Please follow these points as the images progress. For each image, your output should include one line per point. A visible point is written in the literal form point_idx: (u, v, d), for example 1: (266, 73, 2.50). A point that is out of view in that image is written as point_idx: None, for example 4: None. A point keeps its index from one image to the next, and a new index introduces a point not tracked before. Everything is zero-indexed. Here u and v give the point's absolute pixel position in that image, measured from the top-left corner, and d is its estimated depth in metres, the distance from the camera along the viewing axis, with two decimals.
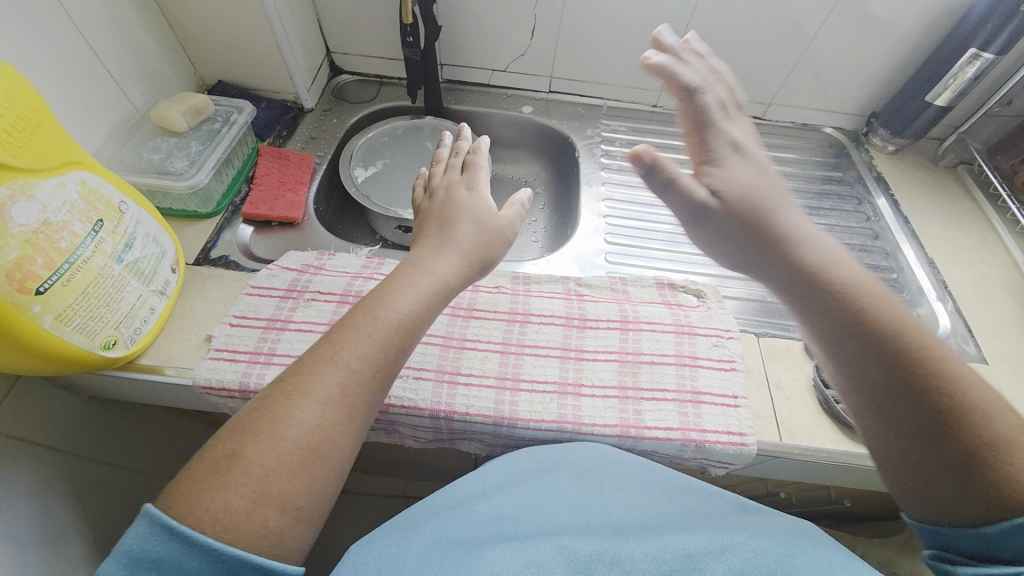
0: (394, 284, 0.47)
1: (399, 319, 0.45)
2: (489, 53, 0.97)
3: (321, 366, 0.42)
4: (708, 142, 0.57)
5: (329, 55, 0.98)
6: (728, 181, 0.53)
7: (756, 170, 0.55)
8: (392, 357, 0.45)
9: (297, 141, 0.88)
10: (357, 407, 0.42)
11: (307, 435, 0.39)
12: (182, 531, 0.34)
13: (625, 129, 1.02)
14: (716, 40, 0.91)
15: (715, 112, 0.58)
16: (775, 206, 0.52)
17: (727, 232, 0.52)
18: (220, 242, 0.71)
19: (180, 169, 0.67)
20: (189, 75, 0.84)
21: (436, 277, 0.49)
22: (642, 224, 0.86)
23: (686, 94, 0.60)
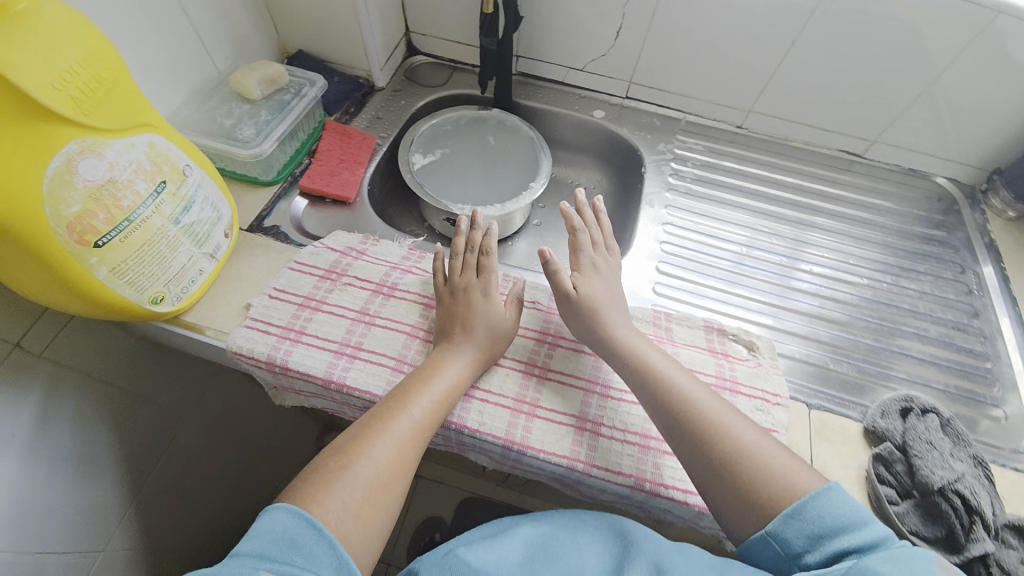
0: (451, 351, 0.59)
1: (456, 379, 0.57)
2: (569, 50, 0.92)
3: (396, 411, 0.53)
4: (579, 258, 0.68)
5: (408, 35, 0.97)
6: (590, 284, 0.65)
7: (610, 277, 0.68)
8: (448, 409, 0.55)
9: (363, 119, 0.88)
10: (422, 446, 0.53)
11: (386, 463, 0.49)
12: (317, 524, 0.43)
13: (701, 148, 0.94)
14: (820, 64, 0.82)
15: (586, 242, 0.69)
16: (604, 309, 0.63)
17: (578, 326, 0.63)
18: (274, 212, 0.73)
19: (247, 137, 0.69)
20: (273, 42, 0.86)
21: (476, 351, 0.59)
22: (700, 258, 0.80)
23: (580, 229, 0.70)
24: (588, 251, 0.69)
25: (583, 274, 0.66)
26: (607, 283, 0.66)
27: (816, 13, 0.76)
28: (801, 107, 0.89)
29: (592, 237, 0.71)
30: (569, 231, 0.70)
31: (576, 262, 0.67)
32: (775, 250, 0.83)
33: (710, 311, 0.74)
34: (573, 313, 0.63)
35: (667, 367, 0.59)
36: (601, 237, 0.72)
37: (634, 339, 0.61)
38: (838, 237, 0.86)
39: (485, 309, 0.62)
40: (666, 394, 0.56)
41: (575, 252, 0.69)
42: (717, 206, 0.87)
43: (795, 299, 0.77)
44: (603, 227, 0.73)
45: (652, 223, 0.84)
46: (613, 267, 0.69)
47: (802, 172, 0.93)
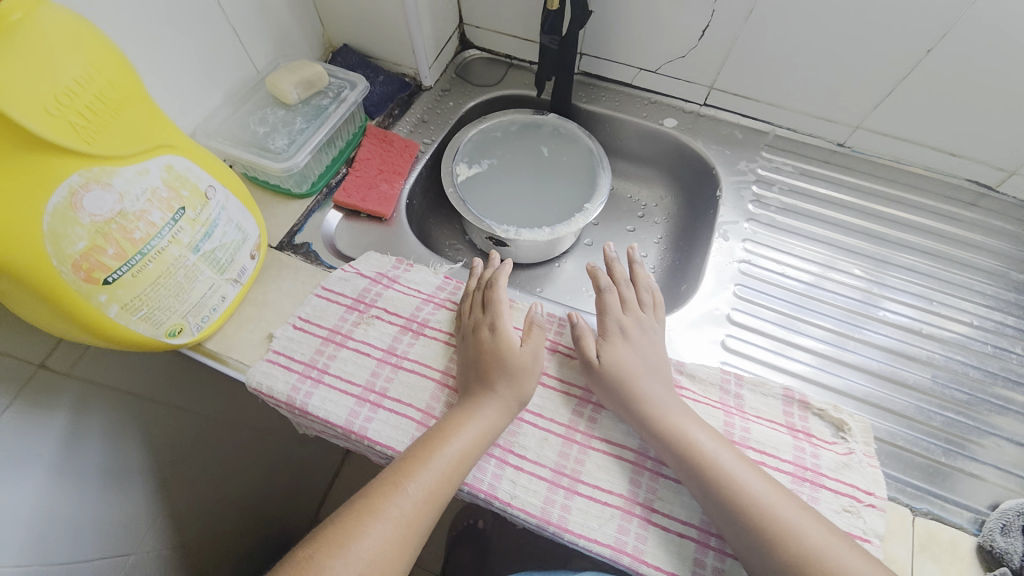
0: (459, 420, 0.51)
1: (461, 453, 0.49)
2: (642, 49, 0.80)
3: (390, 491, 0.47)
4: (605, 322, 0.59)
5: (462, 28, 0.89)
6: (617, 353, 0.56)
7: (645, 337, 0.58)
8: (448, 488, 0.48)
9: (407, 122, 0.82)
10: (416, 533, 0.47)
11: (371, 555, 0.44)
12: None
13: (791, 169, 0.80)
14: (956, 77, 0.67)
15: (613, 303, 0.60)
16: (636, 377, 0.54)
17: (604, 392, 0.54)
18: (306, 227, 0.68)
19: (280, 147, 0.63)
20: (318, 36, 0.80)
21: (487, 420, 0.51)
22: (779, 308, 0.68)
23: (606, 285, 0.62)
24: (617, 310, 0.60)
25: (611, 345, 0.57)
26: (634, 347, 0.57)
27: (969, 15, 0.61)
28: (925, 126, 0.74)
29: (625, 295, 0.62)
30: (594, 288, 0.62)
31: (601, 325, 0.59)
32: (875, 301, 0.70)
33: (787, 374, 0.63)
34: (597, 376, 0.55)
35: (714, 445, 0.50)
36: (634, 295, 0.62)
37: (671, 407, 0.53)
38: (956, 289, 0.71)
39: (500, 372, 0.54)
40: (710, 485, 0.48)
41: (603, 314, 0.60)
42: (804, 243, 0.74)
43: (896, 366, 0.64)
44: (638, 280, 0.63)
45: (729, 260, 0.72)
46: (653, 330, 0.59)
47: (914, 204, 0.78)
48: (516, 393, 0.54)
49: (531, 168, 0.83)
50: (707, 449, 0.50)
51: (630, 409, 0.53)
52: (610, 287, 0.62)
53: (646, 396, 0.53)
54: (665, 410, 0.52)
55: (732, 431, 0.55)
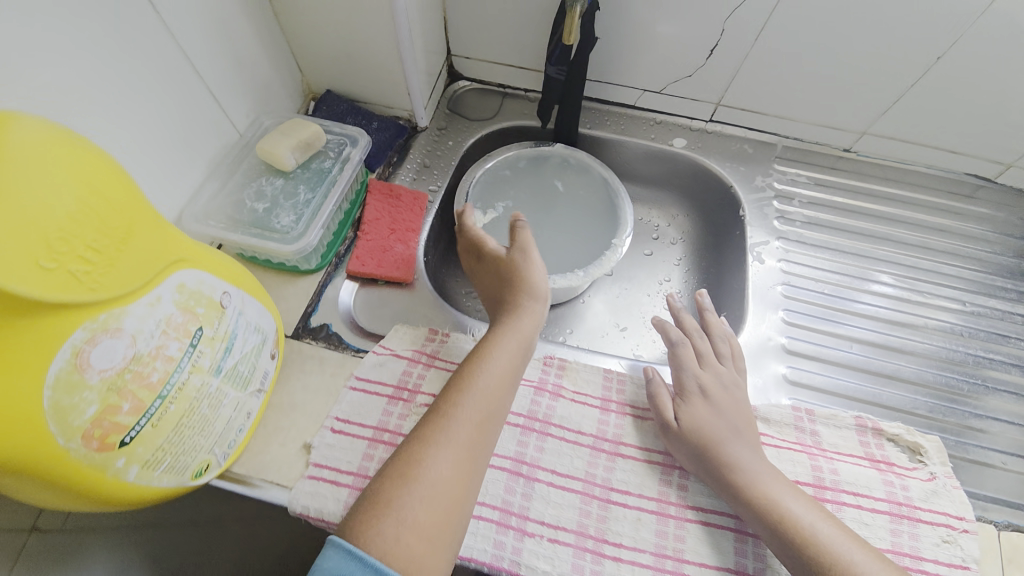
0: (495, 339, 0.52)
1: (505, 366, 0.51)
2: (646, 72, 0.77)
3: (445, 413, 0.46)
4: (681, 379, 0.55)
5: (450, 59, 0.82)
6: (697, 413, 0.52)
7: (728, 393, 0.53)
8: (500, 404, 0.49)
9: (409, 170, 0.75)
10: (478, 456, 0.46)
11: (441, 480, 0.43)
12: (369, 561, 0.38)
13: (806, 180, 0.80)
14: (960, 85, 0.68)
15: (688, 357, 0.56)
16: (722, 440, 0.50)
17: (685, 454, 0.50)
18: (320, 306, 0.60)
19: (287, 225, 0.56)
20: (295, 84, 0.71)
21: (519, 329, 0.53)
22: (825, 329, 0.67)
23: (678, 339, 0.58)
24: (693, 366, 0.56)
25: (689, 408, 0.52)
26: (718, 408, 0.52)
27: (979, 22, 0.61)
28: (931, 128, 0.75)
29: (700, 347, 0.58)
30: (666, 343, 0.59)
31: (678, 383, 0.55)
32: (910, 307, 0.70)
33: (848, 396, 0.62)
34: (679, 438, 0.51)
35: (813, 519, 0.45)
36: (709, 346, 0.58)
37: (757, 473, 0.48)
38: (978, 287, 0.73)
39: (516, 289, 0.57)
40: (812, 565, 0.43)
41: (681, 371, 0.56)
42: (834, 256, 0.74)
43: (942, 374, 0.66)
44: (714, 330, 0.59)
45: (771, 283, 0.70)
46: (734, 384, 0.54)
47: (924, 204, 0.79)
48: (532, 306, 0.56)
49: (545, 204, 0.79)
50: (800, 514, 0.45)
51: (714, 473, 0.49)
52: (683, 343, 0.58)
53: (731, 465, 0.48)
54: (752, 479, 0.48)
55: (822, 475, 0.53)
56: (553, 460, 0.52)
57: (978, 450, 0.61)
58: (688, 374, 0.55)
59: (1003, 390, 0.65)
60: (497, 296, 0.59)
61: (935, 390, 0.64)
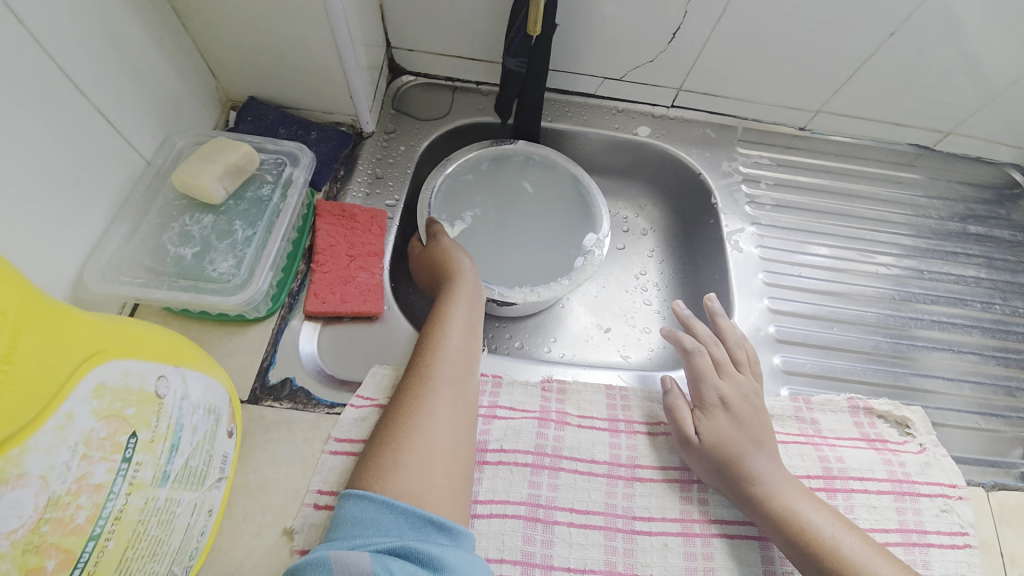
0: (453, 290, 0.56)
1: (467, 307, 0.55)
2: (606, 58, 0.72)
3: (427, 368, 0.48)
4: (701, 391, 0.53)
5: (389, 53, 0.73)
6: (717, 426, 0.50)
7: (748, 404, 0.52)
8: (474, 343, 0.52)
9: (360, 183, 0.66)
10: (470, 400, 0.48)
11: (448, 426, 0.45)
12: (398, 506, 0.39)
13: (769, 162, 0.79)
14: (907, 59, 0.69)
15: (707, 368, 0.55)
16: (743, 450, 0.48)
17: (705, 470, 0.48)
18: (278, 357, 0.52)
19: (225, 271, 0.46)
20: (207, 91, 0.60)
21: (469, 284, 0.57)
22: (809, 313, 0.67)
23: (693, 347, 0.57)
24: (715, 377, 0.54)
25: (712, 422, 0.50)
26: (742, 418, 0.50)
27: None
28: (881, 102, 0.75)
29: (716, 355, 0.56)
30: (680, 352, 0.57)
31: (698, 398, 0.53)
32: (880, 281, 0.72)
33: (838, 378, 0.63)
34: (699, 454, 0.49)
35: (835, 528, 0.45)
36: (725, 353, 0.56)
37: (777, 483, 0.47)
38: (936, 254, 0.75)
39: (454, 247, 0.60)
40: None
41: (699, 380, 0.54)
42: (805, 237, 0.74)
43: (919, 346, 0.67)
44: (727, 338, 0.58)
45: (752, 272, 0.69)
46: (753, 392, 0.53)
47: (877, 177, 0.81)
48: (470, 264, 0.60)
49: (515, 208, 0.73)
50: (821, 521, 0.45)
51: (733, 484, 0.47)
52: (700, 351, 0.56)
53: (750, 475, 0.47)
54: (773, 488, 0.47)
55: (830, 466, 0.52)
56: (569, 497, 0.48)
57: (957, 414, 0.63)
58: (709, 387, 0.53)
59: (972, 352, 0.68)
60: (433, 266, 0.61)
61: (912, 361, 0.66)
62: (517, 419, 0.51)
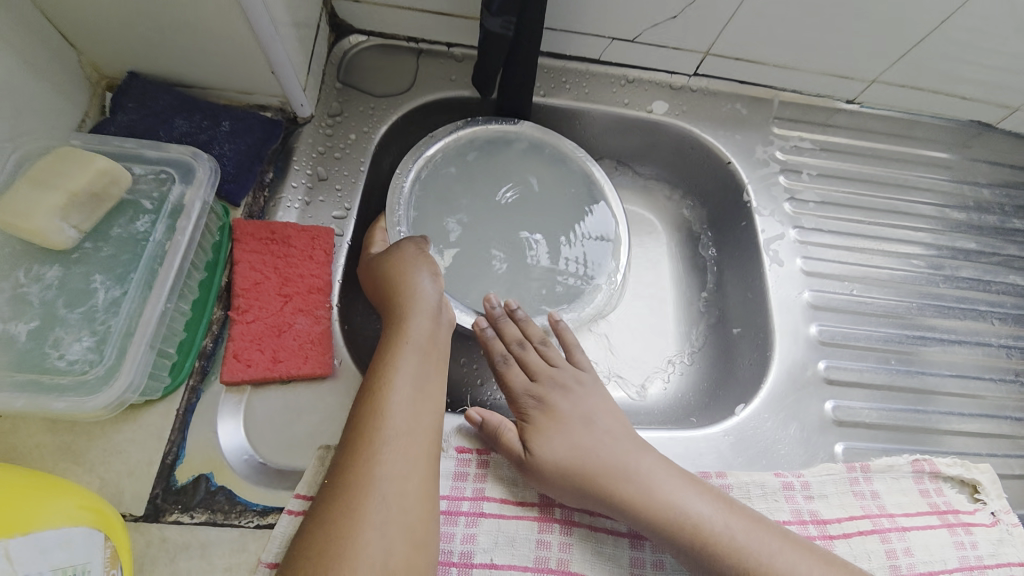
0: (400, 333, 0.42)
1: (417, 359, 0.40)
2: (617, 13, 0.55)
3: (360, 464, 0.34)
4: (520, 405, 0.47)
5: (328, 5, 0.54)
6: (546, 436, 0.43)
7: (574, 399, 0.47)
8: (426, 415, 0.38)
9: (297, 188, 0.51)
10: (426, 505, 0.35)
11: (385, 556, 0.32)
12: None
13: (811, 146, 0.65)
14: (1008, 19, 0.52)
15: (515, 378, 0.49)
16: (629, 465, 0.42)
17: (567, 497, 0.41)
18: (189, 446, 0.39)
19: (79, 358, 0.33)
20: (63, 66, 0.42)
21: (425, 323, 0.43)
22: (862, 342, 0.56)
23: (502, 359, 0.50)
24: (522, 380, 0.49)
25: (546, 438, 0.43)
26: (583, 413, 0.45)
27: None
28: (953, 73, 0.60)
29: (529, 362, 0.50)
30: (493, 368, 0.50)
31: (519, 411, 0.47)
32: (940, 299, 0.60)
33: (897, 428, 0.53)
34: (546, 478, 0.41)
35: None
36: (538, 357, 0.50)
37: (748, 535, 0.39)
38: (1002, 261, 0.64)
39: (402, 266, 0.45)
40: None
41: (512, 393, 0.49)
42: (853, 243, 0.61)
43: (984, 379, 0.57)
44: (531, 340, 0.51)
45: (795, 291, 0.57)
46: (574, 391, 0.48)
47: (935, 162, 0.67)
48: (432, 290, 0.44)
49: (514, 209, 0.57)
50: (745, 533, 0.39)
51: (672, 538, 0.40)
52: (507, 362, 0.50)
53: (709, 532, 0.39)
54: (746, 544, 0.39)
55: (899, 565, 0.43)
56: None
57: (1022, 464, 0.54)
58: (528, 397, 0.48)
59: None
60: (381, 292, 0.46)
61: (976, 399, 0.56)
62: (510, 521, 0.41)
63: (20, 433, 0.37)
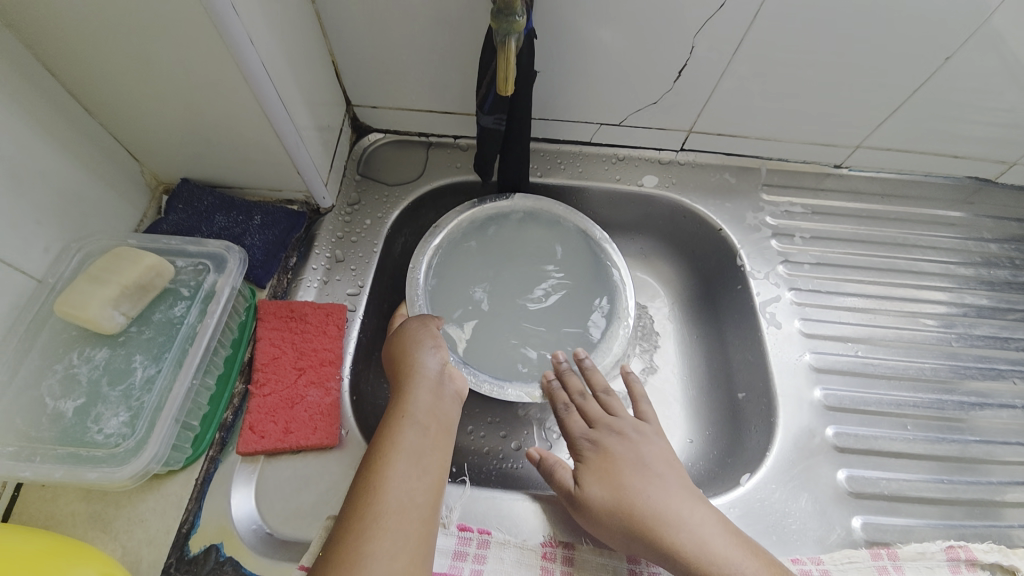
0: (403, 407, 0.44)
1: (416, 434, 0.42)
2: (601, 105, 0.61)
3: (356, 540, 0.36)
4: (576, 445, 0.49)
5: (350, 111, 0.63)
6: (599, 474, 0.45)
7: (629, 445, 0.47)
8: (420, 491, 0.39)
9: (316, 269, 0.56)
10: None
11: None
12: None
13: (803, 210, 0.67)
14: (976, 93, 0.55)
15: (576, 421, 0.50)
16: (686, 519, 0.41)
17: (618, 541, 0.42)
18: (205, 513, 0.41)
19: (114, 432, 0.37)
20: (129, 178, 0.51)
21: (428, 398, 0.45)
22: (872, 407, 0.55)
23: (565, 407, 0.52)
24: (581, 426, 0.50)
25: (600, 480, 0.44)
26: (639, 459, 0.45)
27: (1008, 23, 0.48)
28: (937, 135, 0.61)
29: (589, 410, 0.51)
30: (555, 414, 0.52)
31: (575, 450, 0.48)
32: (955, 358, 0.59)
33: (919, 498, 0.50)
34: (596, 520, 0.43)
35: None
36: (598, 405, 0.51)
37: None
38: (1017, 316, 0.62)
39: (409, 344, 0.49)
40: None
41: (570, 438, 0.50)
42: (854, 304, 0.61)
43: (1011, 444, 0.54)
44: (597, 387, 0.53)
45: (796, 353, 0.57)
46: (632, 436, 0.48)
47: (934, 220, 0.68)
48: (435, 364, 0.47)
49: (524, 279, 0.60)
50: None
51: None
52: (571, 406, 0.52)
53: None
54: None
55: None
56: None
57: None
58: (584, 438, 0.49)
59: None
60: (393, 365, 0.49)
61: (1004, 465, 0.53)
62: None
63: (59, 501, 0.40)
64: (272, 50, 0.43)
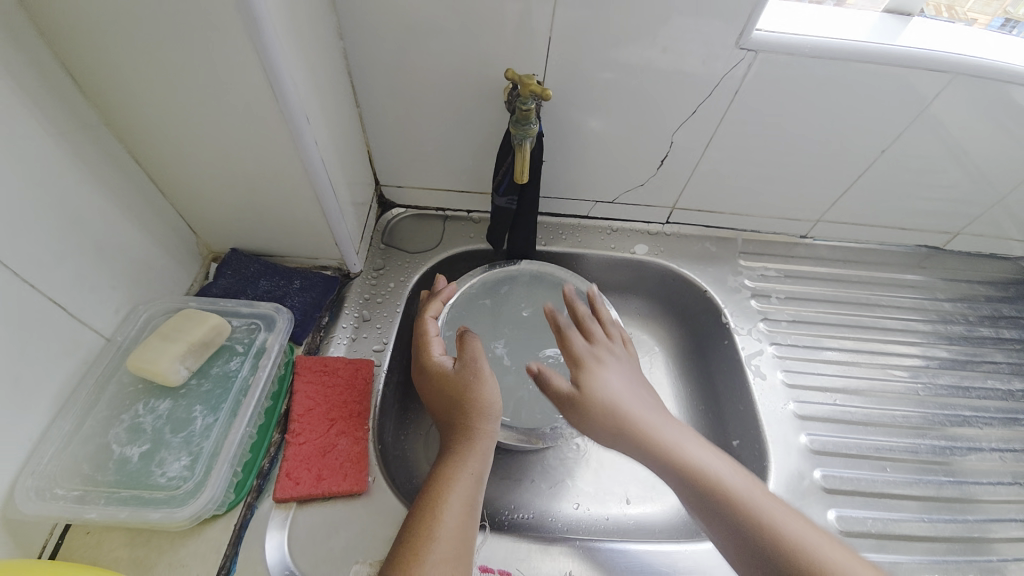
0: (460, 455, 0.46)
1: (472, 486, 0.44)
2: (597, 185, 0.71)
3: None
4: (574, 356, 0.55)
5: (378, 189, 0.72)
6: (596, 377, 0.52)
7: (626, 369, 0.55)
8: (471, 538, 0.42)
9: (345, 328, 0.62)
10: None
11: None
12: None
13: (776, 274, 0.75)
14: (911, 177, 0.66)
15: (577, 338, 0.57)
16: (682, 444, 0.48)
17: (601, 433, 0.50)
18: (241, 559, 0.44)
19: (176, 475, 0.41)
20: (187, 248, 0.58)
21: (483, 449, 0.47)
22: (853, 451, 0.60)
23: (567, 326, 0.58)
24: (583, 342, 0.56)
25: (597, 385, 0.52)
26: (632, 379, 0.54)
27: (928, 124, 0.59)
28: (883, 210, 0.72)
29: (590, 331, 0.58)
30: (557, 330, 0.57)
31: (572, 358, 0.55)
32: (924, 406, 0.65)
33: (904, 537, 0.55)
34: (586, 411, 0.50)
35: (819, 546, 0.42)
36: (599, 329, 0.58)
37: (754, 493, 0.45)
38: (976, 366, 0.69)
39: (470, 379, 0.49)
40: None
41: (569, 349, 0.56)
42: (830, 357, 0.68)
43: (981, 484, 0.60)
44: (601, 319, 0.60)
45: (781, 403, 0.63)
46: (626, 360, 0.56)
47: (892, 282, 0.77)
48: (493, 405, 0.49)
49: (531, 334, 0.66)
50: (805, 541, 0.41)
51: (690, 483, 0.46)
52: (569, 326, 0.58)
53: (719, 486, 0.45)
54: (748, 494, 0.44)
55: None
56: None
57: None
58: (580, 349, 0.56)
59: None
60: (446, 387, 0.50)
61: (975, 503, 0.58)
62: None
63: (104, 547, 0.43)
64: (328, 145, 0.52)
